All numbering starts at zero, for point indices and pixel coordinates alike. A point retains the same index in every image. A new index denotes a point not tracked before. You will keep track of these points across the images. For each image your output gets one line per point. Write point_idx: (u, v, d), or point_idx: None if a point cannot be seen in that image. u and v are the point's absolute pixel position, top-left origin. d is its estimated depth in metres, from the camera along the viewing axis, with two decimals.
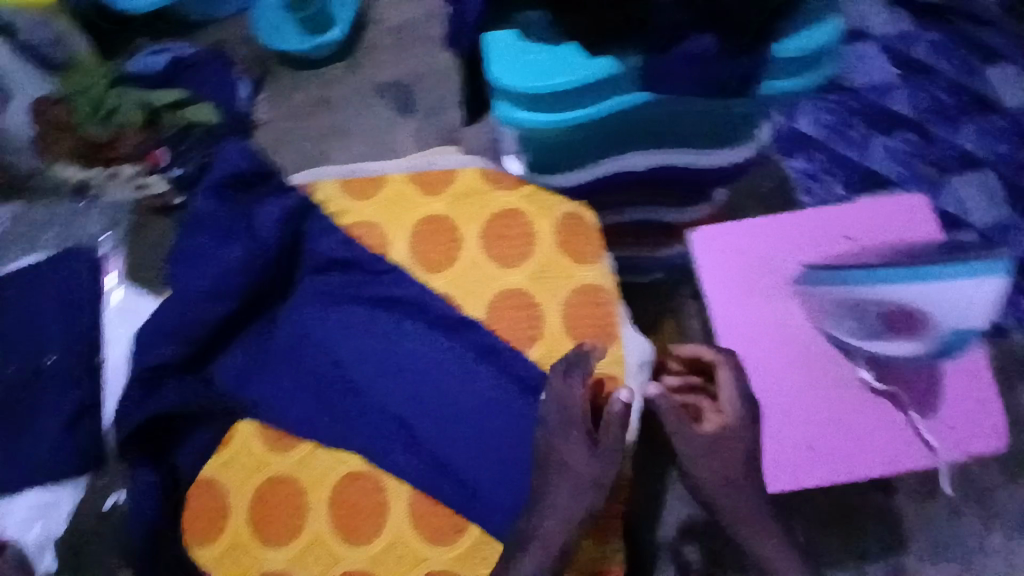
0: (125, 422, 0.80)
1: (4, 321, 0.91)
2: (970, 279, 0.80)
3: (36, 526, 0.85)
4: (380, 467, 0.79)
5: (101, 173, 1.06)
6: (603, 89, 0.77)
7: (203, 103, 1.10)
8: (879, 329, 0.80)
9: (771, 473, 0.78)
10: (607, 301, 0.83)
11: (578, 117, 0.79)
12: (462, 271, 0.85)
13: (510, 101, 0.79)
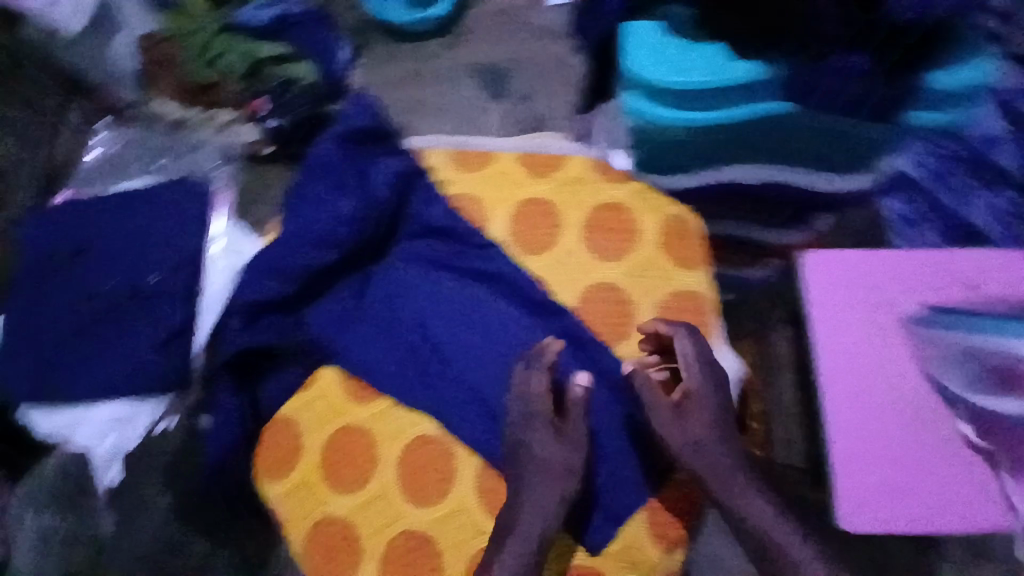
0: (226, 348, 0.83)
1: (114, 235, 0.94)
2: None
3: (110, 437, 0.89)
4: (451, 434, 0.81)
5: (198, 113, 1.15)
6: (742, 93, 0.81)
7: (304, 61, 1.13)
8: (987, 383, 0.75)
9: (845, 508, 0.75)
10: (703, 310, 0.83)
11: (710, 119, 0.83)
12: (560, 256, 0.86)
13: (646, 96, 0.83)
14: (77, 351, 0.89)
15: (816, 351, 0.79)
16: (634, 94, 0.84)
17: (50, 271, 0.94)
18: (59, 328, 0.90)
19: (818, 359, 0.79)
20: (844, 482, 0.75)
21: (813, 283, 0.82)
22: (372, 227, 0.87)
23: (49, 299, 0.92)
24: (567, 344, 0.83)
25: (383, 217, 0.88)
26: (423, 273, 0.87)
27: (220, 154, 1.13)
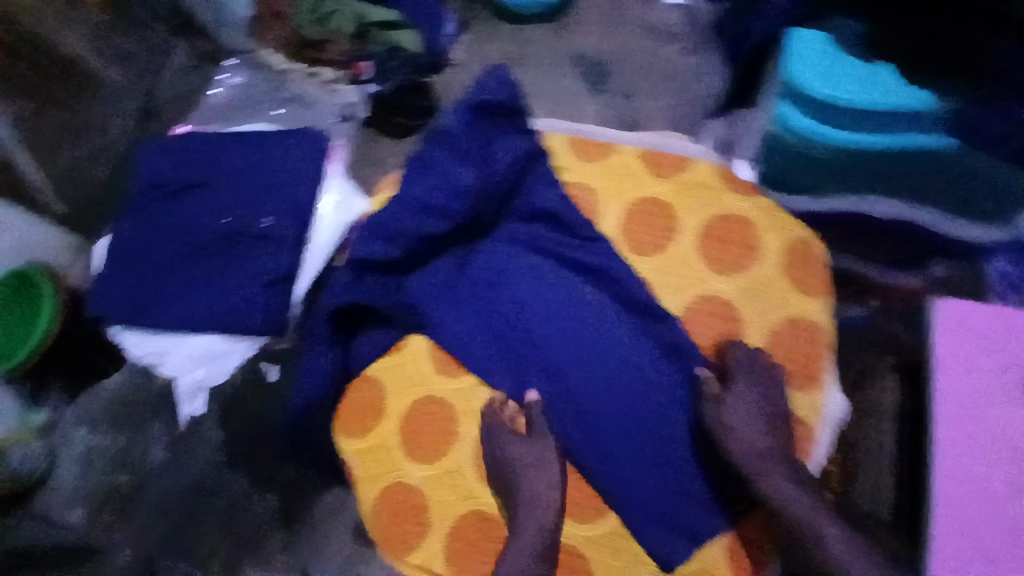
0: (331, 299, 0.83)
1: (233, 172, 0.95)
2: None
3: (199, 368, 0.90)
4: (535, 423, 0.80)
5: (304, 70, 1.27)
6: (903, 121, 0.78)
7: (408, 30, 1.26)
8: None
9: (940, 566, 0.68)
10: (821, 344, 0.79)
11: (862, 140, 0.80)
12: (673, 262, 0.83)
13: (802, 109, 0.81)
14: (185, 280, 0.91)
15: (935, 397, 0.74)
16: (789, 105, 0.82)
17: (169, 200, 0.97)
18: (172, 255, 0.93)
19: (936, 406, 0.73)
20: (944, 538, 0.69)
21: (940, 325, 0.76)
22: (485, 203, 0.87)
23: (166, 226, 0.95)
24: (667, 353, 0.80)
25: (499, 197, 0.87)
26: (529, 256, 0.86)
27: (341, 110, 1.26)
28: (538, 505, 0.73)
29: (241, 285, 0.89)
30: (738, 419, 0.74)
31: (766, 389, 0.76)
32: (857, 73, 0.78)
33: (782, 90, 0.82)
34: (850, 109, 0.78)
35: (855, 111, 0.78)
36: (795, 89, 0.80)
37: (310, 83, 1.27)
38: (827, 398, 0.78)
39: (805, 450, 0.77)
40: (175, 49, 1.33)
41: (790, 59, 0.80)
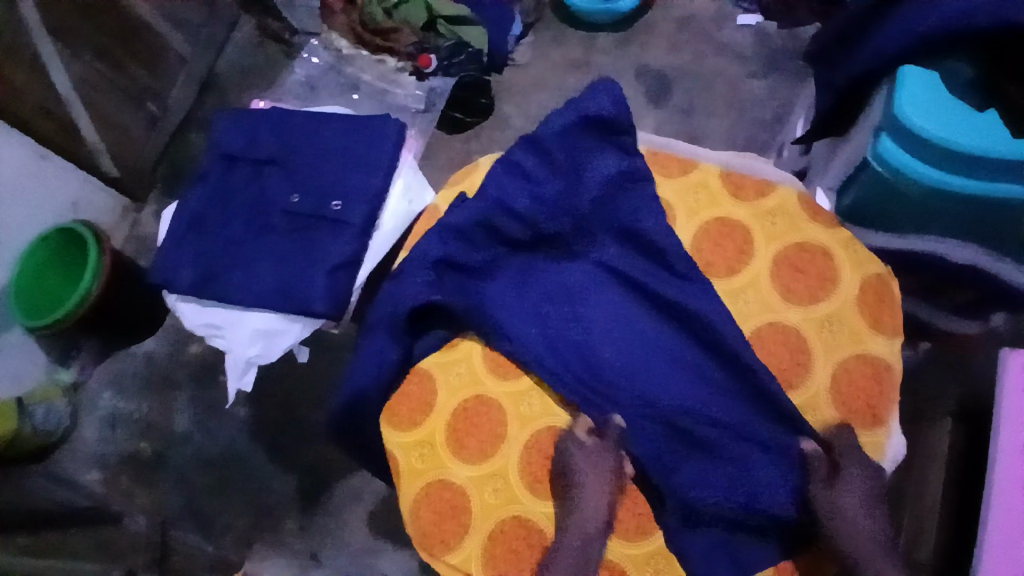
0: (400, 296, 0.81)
1: (304, 154, 0.96)
2: None
3: (253, 346, 0.90)
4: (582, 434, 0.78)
5: (368, 56, 1.30)
6: (1005, 169, 0.73)
7: (476, 26, 1.32)
8: None
9: None
10: (888, 384, 0.76)
11: (959, 184, 0.77)
12: (744, 286, 0.81)
13: (903, 143, 0.76)
14: (252, 255, 0.91)
15: (997, 438, 0.70)
16: (890, 138, 0.77)
17: (243, 176, 0.98)
18: (242, 230, 0.94)
19: (997, 446, 0.69)
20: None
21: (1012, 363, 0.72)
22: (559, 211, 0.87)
23: (238, 202, 0.96)
24: (736, 381, 0.78)
25: (583, 214, 0.85)
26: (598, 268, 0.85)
27: (423, 97, 1.32)
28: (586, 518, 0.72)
29: (309, 267, 0.88)
30: (848, 500, 0.69)
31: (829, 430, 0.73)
32: (965, 120, 0.73)
33: (885, 122, 0.77)
34: (957, 154, 0.73)
35: (960, 156, 0.74)
36: (901, 124, 0.74)
37: (373, 71, 1.31)
38: (889, 443, 0.74)
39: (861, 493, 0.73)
40: (240, 24, 1.45)
41: (900, 93, 0.74)
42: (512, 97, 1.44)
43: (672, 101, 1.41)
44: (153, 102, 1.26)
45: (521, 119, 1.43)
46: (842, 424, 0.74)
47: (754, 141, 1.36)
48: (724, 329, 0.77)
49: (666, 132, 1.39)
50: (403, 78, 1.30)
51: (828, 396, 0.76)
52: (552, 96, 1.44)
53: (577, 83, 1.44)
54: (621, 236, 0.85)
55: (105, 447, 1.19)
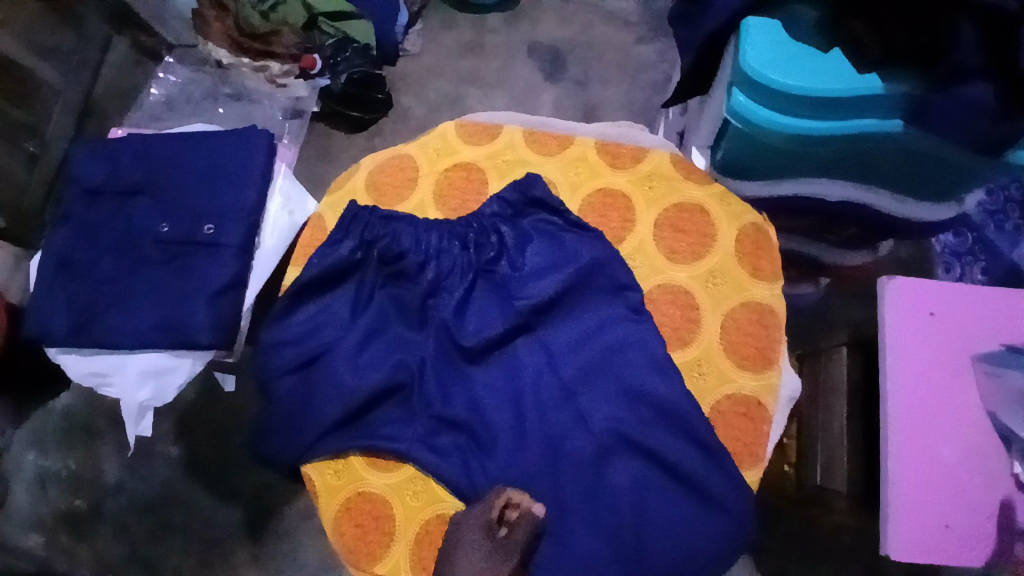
0: (309, 320, 0.82)
1: (174, 178, 0.90)
2: None
3: (143, 390, 0.85)
4: (489, 428, 0.78)
5: (249, 63, 1.28)
6: (854, 106, 0.73)
7: (361, 21, 1.28)
8: None
9: (896, 538, 0.72)
10: (773, 326, 0.78)
11: (816, 128, 0.76)
12: (631, 254, 0.83)
13: (756, 97, 0.75)
14: (127, 295, 0.85)
15: (887, 379, 0.76)
16: (740, 92, 0.76)
17: (107, 209, 0.90)
18: (113, 268, 0.86)
19: (888, 387, 0.76)
20: (900, 513, 0.72)
21: (891, 307, 0.78)
22: (444, 203, 0.87)
23: (106, 238, 0.88)
24: (641, 347, 0.77)
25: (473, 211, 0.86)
26: (498, 255, 0.84)
27: (311, 91, 1.30)
28: None
29: (190, 297, 0.83)
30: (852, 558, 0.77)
31: (722, 378, 0.77)
32: (810, 62, 0.72)
33: (736, 76, 0.76)
34: (806, 99, 0.73)
35: (811, 101, 0.73)
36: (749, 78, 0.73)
37: (256, 77, 1.29)
38: (783, 380, 0.77)
39: (761, 434, 0.75)
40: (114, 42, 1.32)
41: (744, 46, 0.73)
42: (408, 88, 1.40)
43: (567, 74, 1.41)
44: (31, 141, 1.14)
45: (421, 107, 1.40)
46: (735, 373, 0.77)
47: (651, 104, 1.38)
48: (622, 296, 0.80)
49: (565, 107, 1.39)
50: (291, 81, 1.29)
51: (720, 346, 0.78)
52: (448, 82, 1.41)
53: (473, 67, 1.42)
54: (508, 214, 0.85)
55: (38, 509, 1.12)
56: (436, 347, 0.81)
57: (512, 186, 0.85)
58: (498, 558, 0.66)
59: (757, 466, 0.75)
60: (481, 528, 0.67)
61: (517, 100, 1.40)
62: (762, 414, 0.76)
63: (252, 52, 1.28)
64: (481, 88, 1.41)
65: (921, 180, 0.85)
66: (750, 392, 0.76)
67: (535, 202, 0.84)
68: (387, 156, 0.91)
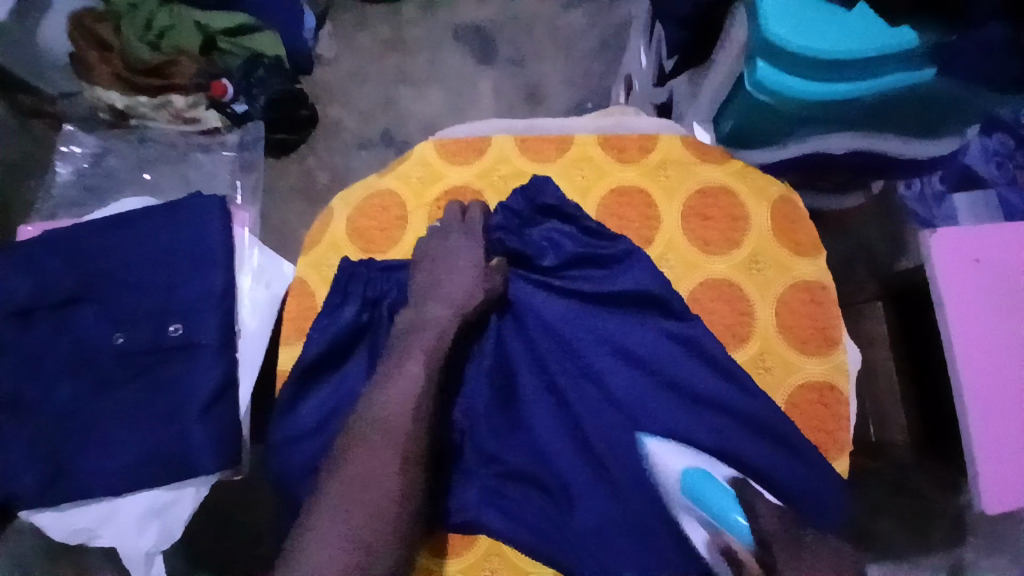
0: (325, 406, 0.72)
1: (118, 275, 0.75)
2: (696, 507, 0.65)
3: (148, 534, 0.71)
4: (557, 483, 0.70)
5: (148, 104, 1.07)
6: (880, 63, 0.68)
7: (266, 31, 1.12)
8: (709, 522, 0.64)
9: (990, 492, 0.69)
10: (829, 302, 0.74)
11: (839, 89, 0.71)
12: (662, 254, 0.76)
13: (780, 65, 0.69)
14: (96, 432, 0.70)
15: (949, 334, 0.72)
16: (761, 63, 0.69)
17: (40, 331, 0.74)
18: (71, 400, 0.72)
19: (952, 342, 0.72)
20: (988, 466, 0.69)
21: (935, 257, 0.74)
22: (435, 231, 0.76)
23: (48, 366, 0.73)
24: (698, 354, 0.71)
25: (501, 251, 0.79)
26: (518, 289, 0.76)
27: (243, 137, 1.13)
28: (594, 561, 0.67)
29: (179, 409, 0.70)
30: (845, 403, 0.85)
31: (787, 371, 0.72)
32: (833, 22, 0.66)
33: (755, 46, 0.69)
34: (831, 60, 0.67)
35: (835, 62, 0.67)
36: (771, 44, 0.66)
37: (160, 117, 1.08)
38: (848, 356, 0.73)
39: (841, 418, 0.71)
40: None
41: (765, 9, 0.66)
42: (337, 101, 1.26)
43: (502, 54, 1.29)
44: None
45: (356, 119, 1.25)
46: (799, 361, 0.73)
47: (595, 71, 1.28)
48: (668, 305, 0.73)
49: (508, 91, 1.27)
50: (201, 114, 1.09)
51: (779, 335, 0.73)
52: (376, 86, 1.27)
53: (399, 65, 1.28)
54: (515, 226, 0.78)
55: None
56: (476, 403, 0.73)
57: (518, 209, 0.77)
58: (479, 281, 0.73)
59: (843, 452, 0.71)
60: (469, 249, 0.75)
61: (454, 93, 1.27)
62: (836, 397, 0.72)
63: (147, 89, 1.06)
64: (413, 85, 1.27)
65: (937, 120, 0.81)
66: (819, 377, 0.72)
67: (546, 210, 0.77)
68: (363, 195, 0.80)
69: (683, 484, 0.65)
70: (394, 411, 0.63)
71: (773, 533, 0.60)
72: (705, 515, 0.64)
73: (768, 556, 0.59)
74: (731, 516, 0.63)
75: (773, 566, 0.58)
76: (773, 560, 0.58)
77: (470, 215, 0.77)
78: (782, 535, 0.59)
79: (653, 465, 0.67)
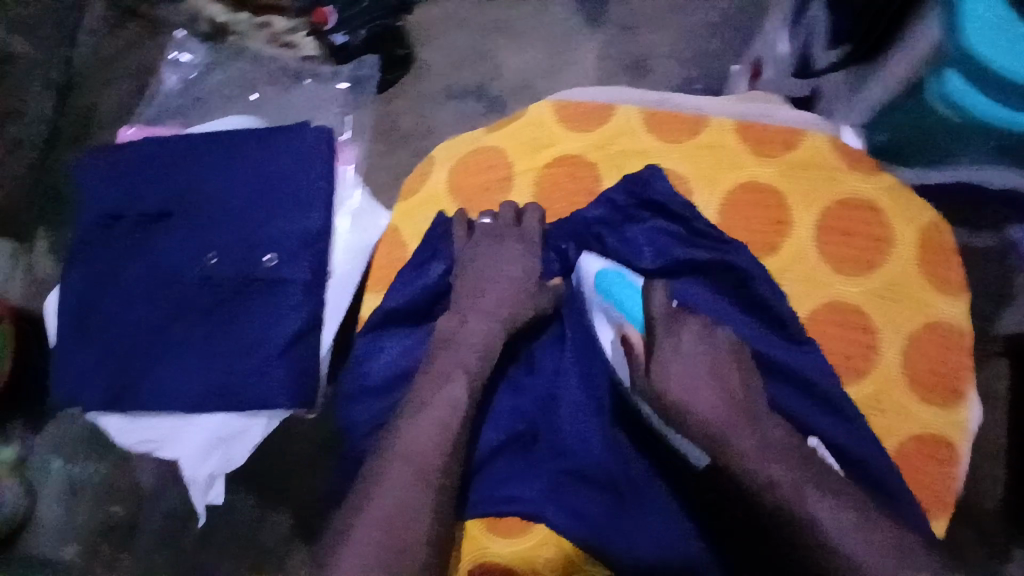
0: (394, 366, 0.70)
1: (210, 196, 0.74)
2: (603, 307, 0.69)
3: (210, 459, 0.72)
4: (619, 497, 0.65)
5: (249, 21, 1.02)
6: None
7: None
8: (615, 322, 0.68)
9: None
10: (962, 350, 0.66)
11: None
12: (787, 263, 0.69)
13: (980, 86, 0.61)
14: (178, 348, 0.71)
15: None
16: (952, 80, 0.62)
17: (134, 239, 0.75)
18: (150, 318, 0.72)
19: None
20: None
21: None
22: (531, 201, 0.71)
23: (135, 273, 0.73)
24: (801, 389, 0.64)
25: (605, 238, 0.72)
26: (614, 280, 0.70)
27: (352, 75, 1.07)
28: None
29: (252, 344, 0.70)
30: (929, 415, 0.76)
31: (901, 419, 0.65)
32: None
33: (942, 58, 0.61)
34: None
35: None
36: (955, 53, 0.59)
37: (258, 38, 1.03)
38: (972, 412, 0.65)
39: (950, 477, 0.64)
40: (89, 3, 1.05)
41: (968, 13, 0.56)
42: (428, 44, 1.13)
43: (617, 19, 1.13)
44: (8, 122, 0.94)
45: (447, 66, 1.13)
46: (915, 408, 0.65)
47: (714, 50, 1.11)
48: (772, 325, 0.66)
49: (616, 60, 1.12)
50: (300, 40, 1.03)
51: (901, 376, 0.66)
52: (473, 36, 1.14)
53: (499, 15, 1.14)
54: (616, 220, 0.72)
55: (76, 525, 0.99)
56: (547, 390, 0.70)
57: (629, 196, 0.71)
58: (530, 292, 0.68)
59: (944, 514, 0.64)
60: (520, 256, 0.69)
61: (556, 50, 1.13)
62: (949, 454, 0.64)
63: (248, 7, 1.02)
64: (513, 38, 1.13)
65: None
66: (936, 429, 0.65)
67: (652, 204, 0.71)
68: (471, 148, 0.76)
69: (597, 284, 0.69)
70: (422, 438, 0.56)
71: (658, 316, 0.63)
72: (611, 311, 0.68)
73: (649, 335, 0.62)
74: (631, 309, 0.66)
75: (652, 343, 0.61)
76: (654, 341, 0.61)
77: (526, 222, 0.71)
78: (674, 337, 0.62)
79: (579, 272, 0.72)
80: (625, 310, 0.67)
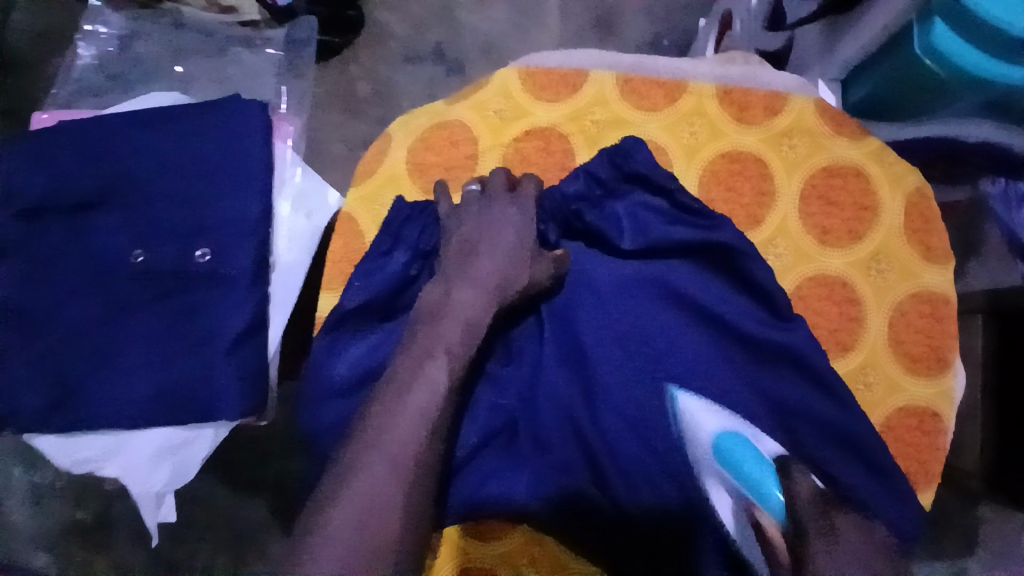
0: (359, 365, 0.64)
1: (145, 182, 0.66)
2: (721, 474, 0.56)
3: (157, 475, 0.66)
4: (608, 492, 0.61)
5: None
6: None
7: None
8: (739, 495, 0.55)
9: None
10: (948, 319, 0.64)
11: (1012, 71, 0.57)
12: (771, 236, 0.65)
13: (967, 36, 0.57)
14: (115, 357, 0.64)
15: None
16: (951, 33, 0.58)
17: (58, 231, 0.66)
18: (84, 324, 0.64)
19: None
20: None
21: None
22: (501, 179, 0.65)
23: (64, 271, 0.65)
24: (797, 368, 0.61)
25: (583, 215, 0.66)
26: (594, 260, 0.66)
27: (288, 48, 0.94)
28: None
29: (203, 345, 0.63)
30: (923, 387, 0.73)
31: (888, 393, 0.63)
32: None
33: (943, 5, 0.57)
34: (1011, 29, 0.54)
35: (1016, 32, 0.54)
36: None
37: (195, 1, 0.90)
38: (958, 381, 0.63)
39: (938, 448, 0.62)
40: None
41: None
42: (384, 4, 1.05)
43: None
44: None
45: (405, 27, 1.05)
46: (902, 381, 0.63)
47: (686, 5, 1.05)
48: (763, 303, 0.62)
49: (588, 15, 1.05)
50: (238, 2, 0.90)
51: (888, 349, 0.63)
52: None
53: None
54: (597, 195, 0.65)
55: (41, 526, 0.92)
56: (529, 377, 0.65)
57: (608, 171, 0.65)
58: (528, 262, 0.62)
59: (931, 485, 0.62)
60: (514, 222, 0.63)
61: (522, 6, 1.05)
62: (936, 425, 0.63)
63: None
64: None
65: None
66: (923, 401, 0.63)
67: (631, 178, 0.65)
68: (431, 122, 0.69)
69: (716, 447, 0.57)
70: (401, 439, 0.50)
71: (806, 508, 0.49)
72: (734, 483, 0.56)
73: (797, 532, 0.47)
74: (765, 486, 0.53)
75: (800, 541, 0.47)
76: (805, 535, 0.47)
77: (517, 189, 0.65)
78: (818, 515, 0.48)
79: (683, 423, 0.59)
80: (756, 483, 0.54)
